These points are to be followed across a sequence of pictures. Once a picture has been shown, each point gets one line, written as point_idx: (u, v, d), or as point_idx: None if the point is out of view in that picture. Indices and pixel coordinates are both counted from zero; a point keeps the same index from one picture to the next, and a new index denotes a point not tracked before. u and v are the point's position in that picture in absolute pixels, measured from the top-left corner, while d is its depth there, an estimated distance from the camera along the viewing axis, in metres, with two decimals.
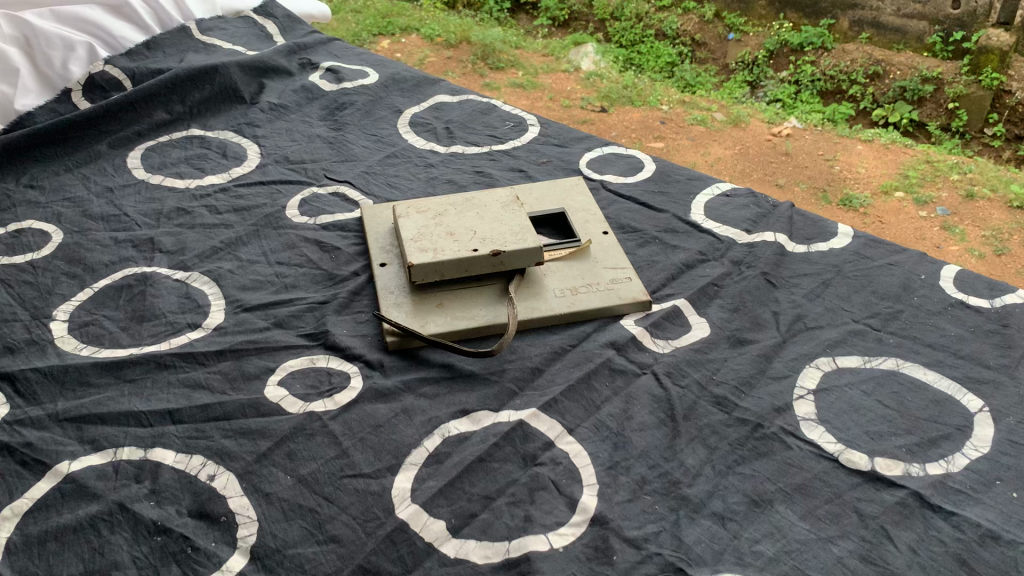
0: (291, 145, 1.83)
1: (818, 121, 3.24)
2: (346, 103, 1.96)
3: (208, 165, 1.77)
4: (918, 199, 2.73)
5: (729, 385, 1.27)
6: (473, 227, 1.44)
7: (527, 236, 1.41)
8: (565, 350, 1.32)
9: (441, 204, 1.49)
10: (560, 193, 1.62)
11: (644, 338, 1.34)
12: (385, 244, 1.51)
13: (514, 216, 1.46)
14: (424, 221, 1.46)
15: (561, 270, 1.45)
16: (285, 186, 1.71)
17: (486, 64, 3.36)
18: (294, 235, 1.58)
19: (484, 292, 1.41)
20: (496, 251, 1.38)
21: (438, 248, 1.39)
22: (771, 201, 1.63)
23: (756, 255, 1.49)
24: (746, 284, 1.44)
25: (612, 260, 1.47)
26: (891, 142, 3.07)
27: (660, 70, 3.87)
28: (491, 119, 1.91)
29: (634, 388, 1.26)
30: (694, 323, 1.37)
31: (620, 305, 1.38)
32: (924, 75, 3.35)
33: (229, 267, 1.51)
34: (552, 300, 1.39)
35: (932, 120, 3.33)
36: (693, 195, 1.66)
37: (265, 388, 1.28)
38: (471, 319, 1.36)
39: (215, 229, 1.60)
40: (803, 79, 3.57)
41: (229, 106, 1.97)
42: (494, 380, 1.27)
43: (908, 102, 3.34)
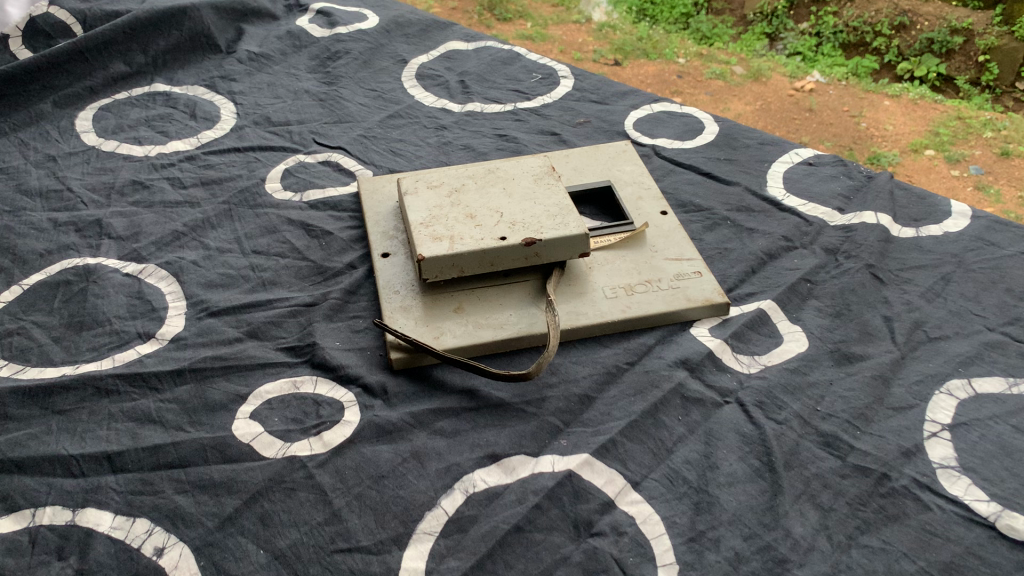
0: (274, 102, 1.51)
1: (842, 79, 2.59)
2: (340, 51, 1.63)
3: (173, 128, 1.46)
4: (950, 156, 2.24)
5: (839, 420, 0.98)
6: (498, 208, 1.13)
7: (568, 219, 1.11)
8: (622, 371, 1.03)
9: (457, 177, 1.19)
10: (603, 162, 1.31)
11: (723, 354, 1.04)
12: (387, 228, 1.21)
13: (552, 192, 1.15)
14: (437, 199, 1.15)
15: (610, 262, 1.14)
16: (266, 153, 1.40)
17: (494, 15, 2.90)
18: (275, 215, 1.27)
19: (515, 291, 1.11)
20: (531, 240, 1.07)
21: (456, 235, 1.08)
22: (865, 171, 1.33)
23: (856, 242, 1.19)
24: (846, 281, 1.13)
25: (675, 248, 1.16)
26: (920, 97, 2.49)
27: (672, 23, 2.96)
28: (515, 71, 1.59)
29: (716, 424, 0.97)
30: (786, 332, 1.07)
31: (690, 308, 1.08)
32: (951, 26, 2.55)
33: (194, 257, 1.21)
34: (602, 302, 1.09)
35: (960, 74, 2.54)
36: (768, 163, 1.35)
37: (235, 423, 0.98)
38: (499, 328, 1.06)
39: (178, 209, 1.30)
40: (824, 32, 2.72)
41: (201, 56, 1.64)
42: (530, 413, 0.98)
43: (935, 55, 2.56)
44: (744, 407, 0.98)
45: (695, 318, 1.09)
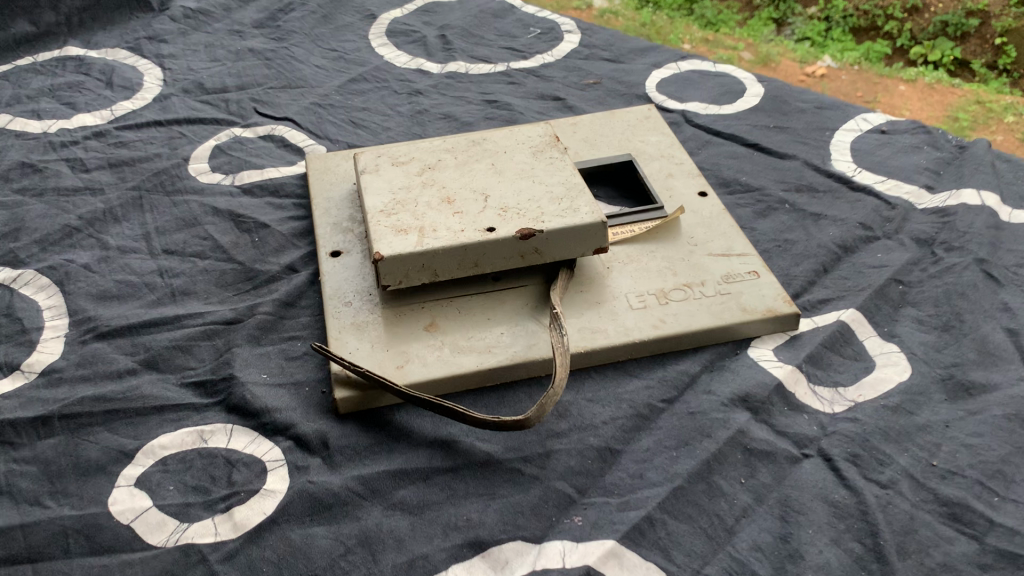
0: (210, 66, 1.22)
1: (854, 63, 1.92)
2: (294, 4, 1.34)
3: (82, 98, 1.16)
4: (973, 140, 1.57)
5: (967, 482, 0.69)
6: (485, 189, 0.84)
7: (578, 202, 0.82)
8: (656, 413, 0.74)
9: (430, 150, 0.90)
10: (621, 131, 1.02)
11: (796, 387, 0.75)
12: (339, 218, 0.92)
13: (556, 167, 0.87)
14: (403, 178, 0.86)
15: (636, 259, 0.85)
16: (194, 127, 1.11)
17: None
18: (199, 204, 0.98)
19: (508, 300, 0.82)
20: (529, 232, 0.79)
21: (427, 226, 0.80)
22: (954, 141, 1.04)
23: (957, 228, 0.90)
24: (952, 282, 0.84)
25: (721, 240, 0.88)
26: (937, 82, 1.79)
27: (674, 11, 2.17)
28: (507, 25, 1.30)
29: (794, 490, 0.68)
30: (878, 354, 0.78)
31: (746, 322, 0.79)
32: (966, 7, 1.91)
33: (86, 260, 0.91)
34: (625, 315, 0.80)
35: (976, 58, 1.89)
36: (829, 130, 1.07)
37: (112, 494, 0.70)
38: (486, 352, 0.78)
39: (74, 197, 1.00)
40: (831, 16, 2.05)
41: (127, 14, 1.33)
42: (528, 478, 0.69)
43: (950, 38, 1.92)
44: (831, 463, 0.70)
45: (752, 334, 0.80)
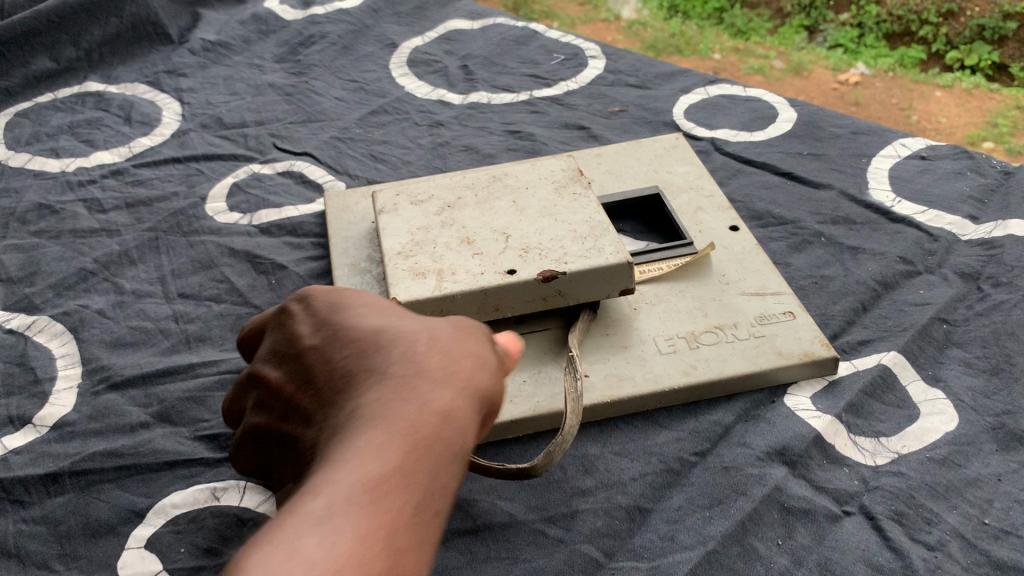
0: (229, 100, 1.21)
1: (888, 70, 1.88)
2: (315, 35, 1.32)
3: (101, 135, 1.15)
4: (1011, 150, 1.59)
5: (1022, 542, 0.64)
6: (506, 227, 0.81)
7: (602, 241, 0.79)
8: (687, 467, 0.70)
9: (450, 185, 0.86)
10: (647, 162, 0.99)
11: (835, 438, 0.71)
12: (356, 258, 0.89)
13: (580, 203, 0.83)
14: (422, 216, 0.83)
15: (664, 300, 0.82)
16: (212, 164, 1.09)
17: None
18: (215, 245, 0.96)
19: (530, 344, 0.79)
20: (551, 275, 0.75)
21: (445, 269, 0.77)
22: (999, 166, 0.99)
23: (1005, 261, 0.85)
24: (1000, 320, 0.80)
25: (754, 278, 0.84)
26: (975, 87, 1.78)
27: (704, 21, 2.18)
28: (531, 52, 1.27)
29: (835, 552, 0.64)
30: (922, 401, 0.74)
31: (783, 367, 0.75)
32: (1004, 9, 1.83)
33: (100, 305, 0.89)
34: (653, 360, 0.76)
35: (1014, 61, 1.82)
36: (865, 156, 1.02)
37: (122, 556, 0.67)
38: (508, 403, 0.75)
39: (91, 239, 0.98)
40: (864, 22, 1.98)
41: (146, 48, 1.33)
42: (552, 540, 0.66)
43: (987, 42, 1.86)
44: (874, 521, 0.66)
45: (789, 379, 0.76)
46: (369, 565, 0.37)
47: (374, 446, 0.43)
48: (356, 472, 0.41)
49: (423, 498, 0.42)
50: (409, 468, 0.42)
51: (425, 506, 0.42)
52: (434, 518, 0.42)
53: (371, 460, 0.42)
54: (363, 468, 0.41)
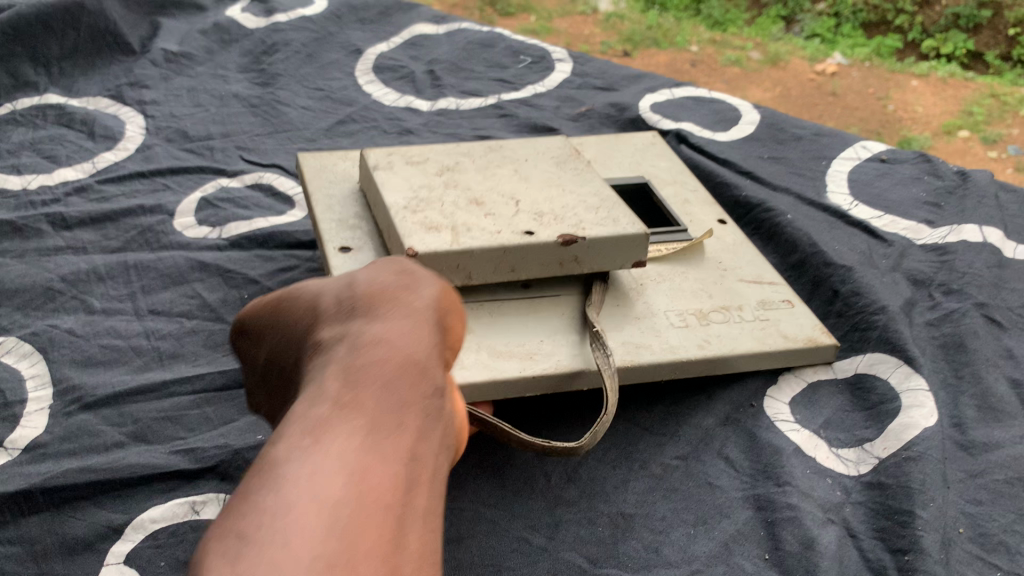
0: (194, 112, 1.21)
1: (865, 59, 2.31)
2: (278, 43, 1.32)
3: (64, 152, 1.15)
4: (986, 137, 1.97)
5: (969, 557, 0.65)
6: (513, 192, 0.80)
7: (617, 210, 0.78)
8: (668, 472, 0.71)
9: (447, 152, 0.85)
10: (630, 154, 0.99)
11: (816, 450, 0.73)
12: (344, 215, 0.87)
13: (584, 177, 0.82)
14: (422, 177, 0.81)
15: (669, 278, 0.82)
16: (179, 178, 1.10)
17: (495, 10, 2.60)
18: (183, 258, 0.97)
19: (542, 306, 0.77)
20: (571, 240, 0.74)
21: (459, 225, 0.75)
22: (956, 169, 1.01)
23: (957, 268, 0.87)
24: (952, 329, 0.82)
25: (753, 267, 0.84)
26: (949, 75, 2.20)
27: (681, 12, 2.61)
28: (497, 55, 1.29)
29: (823, 559, 0.64)
30: (902, 394, 0.75)
31: (790, 350, 0.77)
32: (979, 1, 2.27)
33: (69, 324, 0.90)
34: (667, 332, 0.76)
35: (989, 49, 2.26)
36: (826, 160, 1.04)
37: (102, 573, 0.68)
38: (528, 359, 0.73)
39: (57, 257, 0.99)
40: (842, 12, 2.44)
41: (107, 59, 1.33)
42: (536, 546, 0.66)
43: (961, 30, 2.28)
44: (857, 540, 0.66)
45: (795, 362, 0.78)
46: (343, 506, 0.33)
47: (328, 391, 0.39)
48: (325, 404, 0.38)
49: (391, 424, 0.38)
50: (366, 406, 0.38)
51: (399, 438, 0.38)
52: (412, 445, 0.38)
53: (336, 396, 0.39)
54: (318, 416, 0.37)
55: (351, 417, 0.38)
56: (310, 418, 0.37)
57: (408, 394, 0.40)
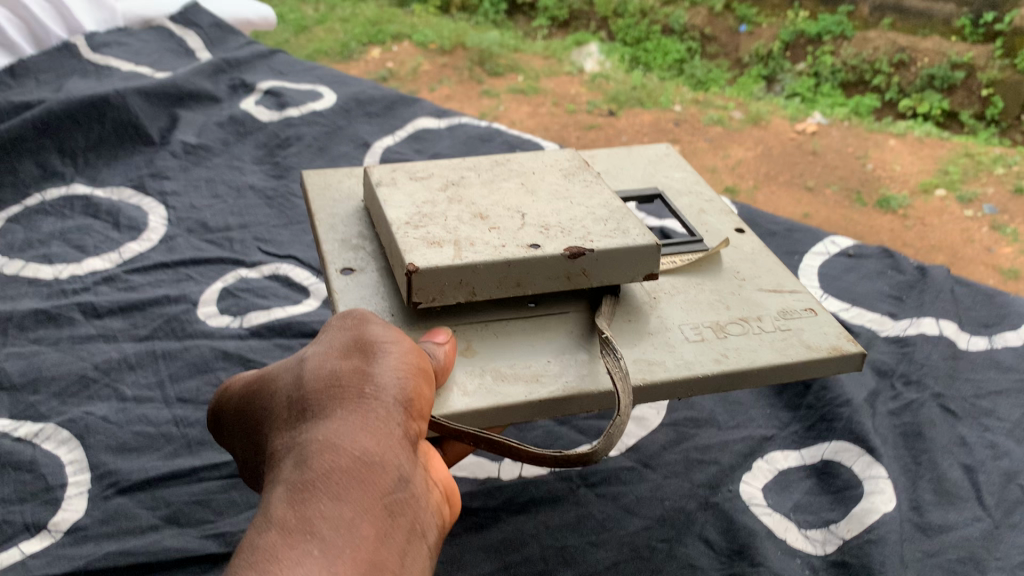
0: (212, 203, 1.30)
1: (844, 117, 2.51)
2: (291, 137, 1.42)
3: (92, 242, 1.23)
4: (961, 196, 2.17)
5: None
6: (520, 206, 0.76)
7: (627, 223, 0.73)
8: (655, 553, 0.79)
9: (452, 167, 0.81)
10: (641, 168, 0.98)
11: (786, 532, 0.80)
12: (347, 236, 0.81)
13: (593, 189, 0.79)
14: (425, 192, 0.77)
15: (681, 294, 0.78)
16: (200, 268, 1.18)
17: (484, 70, 2.75)
18: (207, 347, 1.05)
19: (551, 326, 0.73)
20: (580, 252, 0.69)
21: (462, 239, 0.70)
22: (916, 264, 1.10)
23: (917, 361, 0.96)
24: (910, 418, 0.90)
25: (770, 279, 0.82)
26: (925, 135, 2.43)
27: (666, 70, 2.82)
28: (495, 148, 1.39)
29: None
30: (864, 480, 0.83)
31: (816, 361, 0.72)
32: (952, 61, 2.50)
33: (103, 411, 0.97)
34: (683, 347, 0.72)
35: (965, 108, 2.48)
36: (797, 254, 1.14)
37: None
38: (534, 381, 0.68)
39: (89, 345, 1.06)
40: (821, 71, 2.64)
41: (129, 149, 1.42)
42: None
43: (938, 90, 2.51)
44: None
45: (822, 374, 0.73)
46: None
47: (295, 475, 0.49)
48: (293, 492, 0.48)
49: (349, 505, 0.48)
50: (329, 489, 0.48)
51: (360, 514, 0.48)
52: (368, 522, 0.48)
53: (301, 482, 0.49)
54: (286, 505, 0.47)
55: (301, 541, 0.45)
56: (263, 546, 0.45)
57: (357, 505, 0.48)
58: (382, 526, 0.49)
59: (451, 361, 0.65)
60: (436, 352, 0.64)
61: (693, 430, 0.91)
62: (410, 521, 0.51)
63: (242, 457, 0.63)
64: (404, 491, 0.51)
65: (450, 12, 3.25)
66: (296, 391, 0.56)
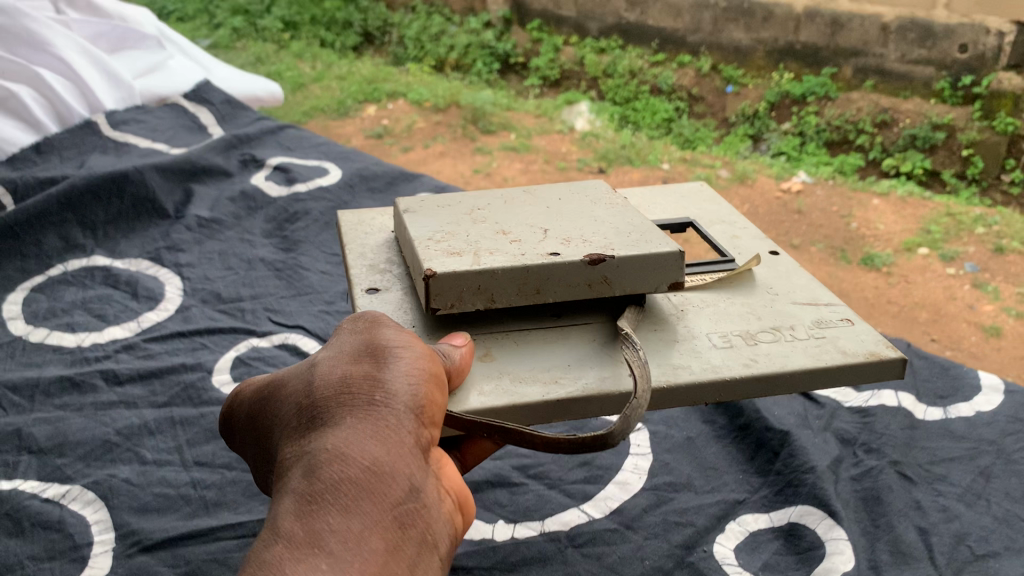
0: (225, 275, 1.39)
1: (828, 175, 2.66)
2: (299, 212, 1.52)
3: (112, 311, 1.32)
4: (944, 254, 2.26)
5: None
6: (543, 225, 0.80)
7: (650, 237, 0.78)
8: None
9: (479, 197, 0.87)
10: (676, 201, 1.03)
11: None
12: (375, 261, 0.86)
13: (618, 212, 0.83)
14: (451, 216, 0.82)
15: (713, 306, 0.83)
16: (214, 338, 1.26)
17: (477, 127, 2.87)
18: (222, 414, 1.13)
19: (570, 337, 0.77)
20: (598, 259, 0.74)
21: (481, 249, 0.75)
22: None
23: (877, 430, 1.05)
24: (870, 483, 0.98)
25: (803, 293, 0.86)
26: (908, 194, 2.54)
27: (655, 127, 3.01)
28: None
29: None
30: (828, 542, 0.91)
31: (845, 366, 0.75)
32: (933, 122, 2.66)
33: (126, 474, 1.05)
34: (708, 353, 0.76)
35: (947, 167, 2.65)
36: None
37: None
38: (553, 383, 0.72)
39: (111, 410, 1.14)
40: (806, 131, 2.82)
41: (145, 223, 1.51)
42: None
43: (920, 148, 2.66)
44: None
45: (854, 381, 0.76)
46: None
47: (308, 484, 0.55)
48: (304, 503, 0.54)
49: (358, 515, 0.54)
50: (338, 500, 0.54)
51: (368, 523, 0.54)
52: (376, 531, 0.54)
53: (313, 492, 0.54)
54: (297, 516, 0.53)
55: (312, 551, 0.51)
56: (275, 556, 0.51)
57: (366, 516, 0.54)
58: (390, 536, 0.54)
59: (468, 362, 0.70)
60: (452, 352, 0.69)
61: (671, 494, 0.99)
62: (418, 527, 0.56)
63: (260, 459, 0.68)
64: (413, 501, 0.56)
65: (445, 70, 3.48)
66: (310, 402, 0.62)
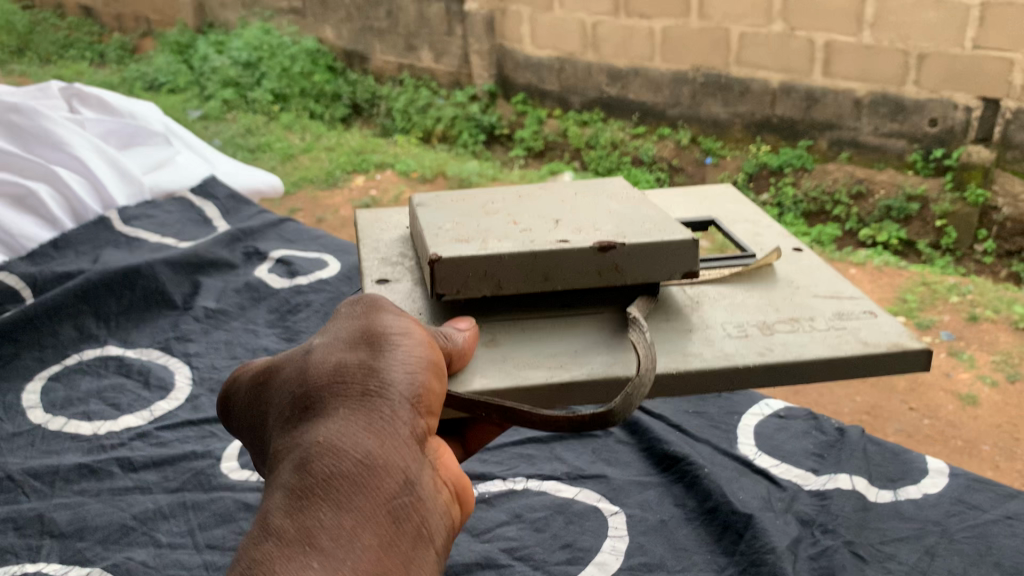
0: (231, 364, 1.49)
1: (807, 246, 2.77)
2: (300, 304, 1.63)
3: (125, 400, 1.41)
4: (920, 323, 2.31)
5: None
6: (556, 218, 0.93)
7: (660, 226, 0.89)
8: None
9: (498, 195, 1.01)
10: (694, 202, 1.19)
11: None
12: (387, 254, 1.01)
13: (631, 206, 0.96)
14: (465, 212, 0.95)
15: (735, 299, 0.95)
16: (222, 426, 1.36)
17: None
18: (231, 499, 1.22)
19: (570, 327, 0.89)
20: (608, 246, 0.85)
21: (487, 238, 0.87)
22: (837, 425, 1.32)
23: (834, 512, 1.15)
24: (827, 562, 1.08)
25: (825, 286, 0.97)
26: (883, 264, 2.64)
27: None
28: None
29: None
30: None
31: (861, 355, 0.85)
32: (908, 194, 2.81)
33: (143, 556, 1.13)
34: (724, 342, 0.87)
35: (921, 238, 2.78)
36: (737, 415, 1.36)
37: None
38: (558, 367, 0.83)
39: (126, 496, 1.23)
40: (784, 202, 2.96)
41: (155, 313, 1.61)
42: None
43: (896, 219, 2.80)
44: None
45: (870, 368, 0.86)
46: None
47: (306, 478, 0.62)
48: (303, 499, 0.61)
49: (356, 508, 0.61)
50: (335, 495, 0.61)
51: (363, 516, 0.61)
52: (373, 523, 0.61)
53: (311, 486, 0.62)
54: (296, 511, 0.61)
55: (310, 544, 0.59)
56: (276, 549, 0.58)
57: (360, 510, 0.61)
58: (386, 526, 0.62)
59: (469, 346, 0.81)
60: (458, 333, 0.81)
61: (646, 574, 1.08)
62: (412, 513, 0.63)
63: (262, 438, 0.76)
64: (409, 491, 0.64)
65: (432, 142, 3.64)
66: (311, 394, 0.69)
